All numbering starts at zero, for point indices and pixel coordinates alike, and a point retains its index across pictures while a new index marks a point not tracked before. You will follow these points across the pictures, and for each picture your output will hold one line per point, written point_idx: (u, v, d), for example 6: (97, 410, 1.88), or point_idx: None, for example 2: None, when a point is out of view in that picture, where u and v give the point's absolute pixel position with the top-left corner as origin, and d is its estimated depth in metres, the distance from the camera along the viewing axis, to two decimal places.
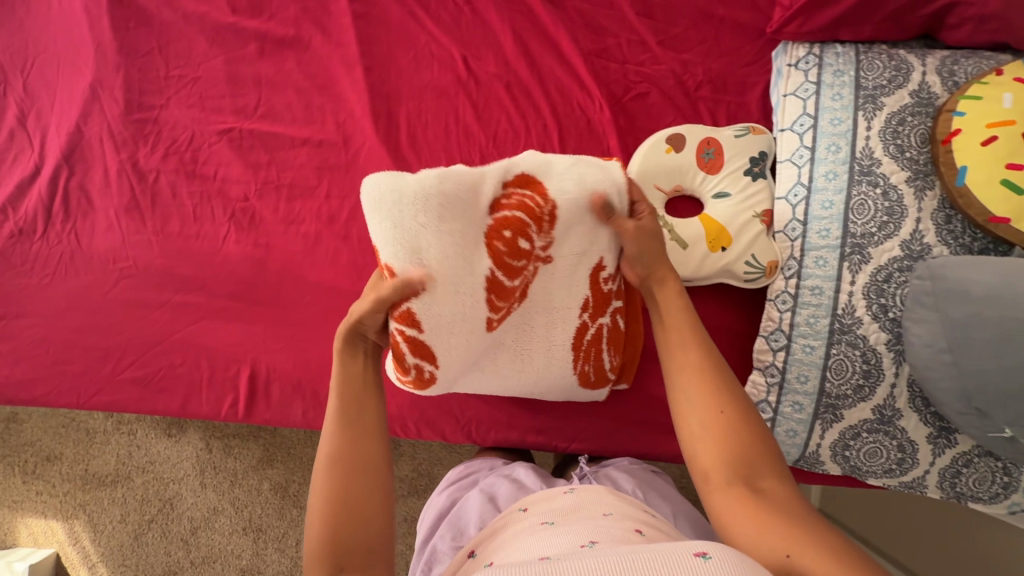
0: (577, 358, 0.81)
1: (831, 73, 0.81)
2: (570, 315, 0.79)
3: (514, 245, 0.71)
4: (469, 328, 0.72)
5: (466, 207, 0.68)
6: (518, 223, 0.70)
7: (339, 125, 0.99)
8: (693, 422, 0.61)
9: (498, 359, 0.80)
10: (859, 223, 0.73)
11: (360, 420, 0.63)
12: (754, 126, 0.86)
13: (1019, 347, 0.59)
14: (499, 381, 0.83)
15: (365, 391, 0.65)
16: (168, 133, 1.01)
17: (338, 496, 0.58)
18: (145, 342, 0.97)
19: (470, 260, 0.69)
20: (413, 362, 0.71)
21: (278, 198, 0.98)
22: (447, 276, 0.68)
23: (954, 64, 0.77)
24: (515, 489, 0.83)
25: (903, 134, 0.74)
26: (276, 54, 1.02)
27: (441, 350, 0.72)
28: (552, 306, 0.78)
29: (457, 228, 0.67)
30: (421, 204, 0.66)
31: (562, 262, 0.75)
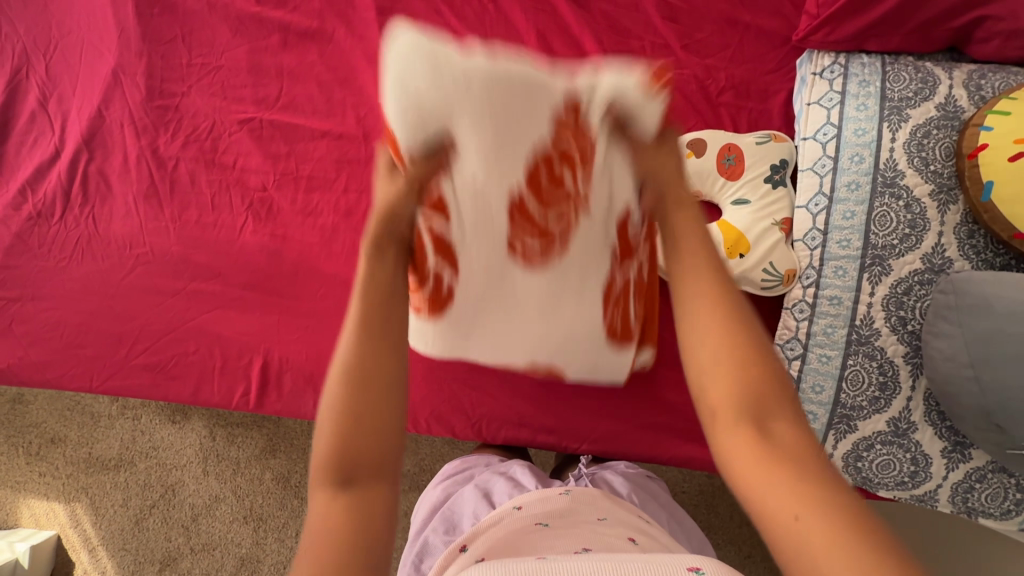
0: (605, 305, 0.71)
1: (856, 83, 0.81)
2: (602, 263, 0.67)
3: (556, 174, 0.60)
4: (491, 248, 0.64)
5: (525, 113, 0.56)
6: (567, 153, 0.59)
7: (360, 119, 0.99)
8: (704, 352, 0.51)
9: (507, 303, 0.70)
10: (880, 235, 0.73)
11: (381, 327, 0.53)
12: (776, 133, 0.86)
13: None
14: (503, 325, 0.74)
15: (394, 299, 0.56)
16: (189, 121, 1.01)
17: (350, 411, 0.49)
18: (158, 329, 0.97)
19: (502, 170, 0.58)
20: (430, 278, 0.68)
21: (296, 189, 0.98)
22: (474, 187, 0.59)
23: (982, 78, 0.77)
24: (511, 487, 0.83)
25: (928, 147, 0.74)
26: (299, 46, 1.02)
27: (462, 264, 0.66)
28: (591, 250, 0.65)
29: (495, 138, 0.56)
30: (474, 97, 0.53)
31: (601, 211, 0.62)
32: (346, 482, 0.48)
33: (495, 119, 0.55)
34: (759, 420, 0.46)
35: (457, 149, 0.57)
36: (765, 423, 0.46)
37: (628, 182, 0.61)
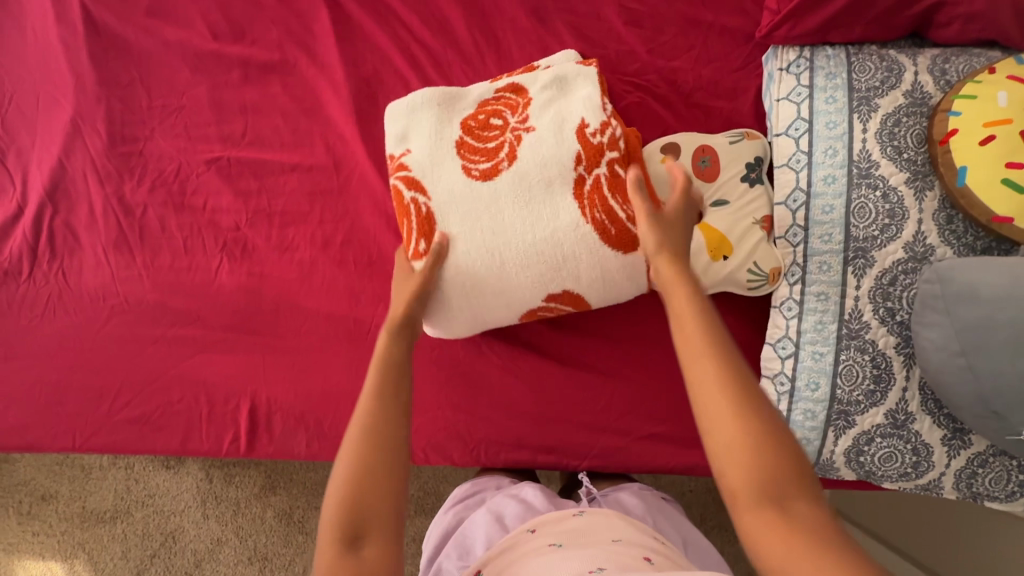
0: (582, 208, 0.80)
1: (823, 76, 0.81)
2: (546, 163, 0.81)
3: (512, 148, 0.83)
4: (453, 162, 0.83)
5: (468, 95, 0.88)
6: (493, 110, 0.86)
7: (329, 148, 0.97)
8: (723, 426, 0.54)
9: (512, 237, 0.81)
10: (861, 226, 0.74)
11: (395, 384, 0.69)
12: (748, 131, 0.87)
13: None
14: (520, 303, 0.85)
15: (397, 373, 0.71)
16: (154, 165, 0.98)
17: (371, 445, 0.63)
18: (141, 380, 0.94)
19: (461, 100, 0.88)
20: (410, 197, 0.83)
21: (270, 226, 0.96)
22: (436, 115, 0.86)
23: (946, 62, 0.77)
24: (522, 509, 0.82)
25: (900, 135, 0.74)
26: (261, 80, 1.00)
27: (433, 185, 0.83)
28: (545, 162, 0.81)
29: (459, 104, 0.88)
30: (426, 121, 0.86)
31: (545, 126, 0.83)
32: (359, 540, 0.59)
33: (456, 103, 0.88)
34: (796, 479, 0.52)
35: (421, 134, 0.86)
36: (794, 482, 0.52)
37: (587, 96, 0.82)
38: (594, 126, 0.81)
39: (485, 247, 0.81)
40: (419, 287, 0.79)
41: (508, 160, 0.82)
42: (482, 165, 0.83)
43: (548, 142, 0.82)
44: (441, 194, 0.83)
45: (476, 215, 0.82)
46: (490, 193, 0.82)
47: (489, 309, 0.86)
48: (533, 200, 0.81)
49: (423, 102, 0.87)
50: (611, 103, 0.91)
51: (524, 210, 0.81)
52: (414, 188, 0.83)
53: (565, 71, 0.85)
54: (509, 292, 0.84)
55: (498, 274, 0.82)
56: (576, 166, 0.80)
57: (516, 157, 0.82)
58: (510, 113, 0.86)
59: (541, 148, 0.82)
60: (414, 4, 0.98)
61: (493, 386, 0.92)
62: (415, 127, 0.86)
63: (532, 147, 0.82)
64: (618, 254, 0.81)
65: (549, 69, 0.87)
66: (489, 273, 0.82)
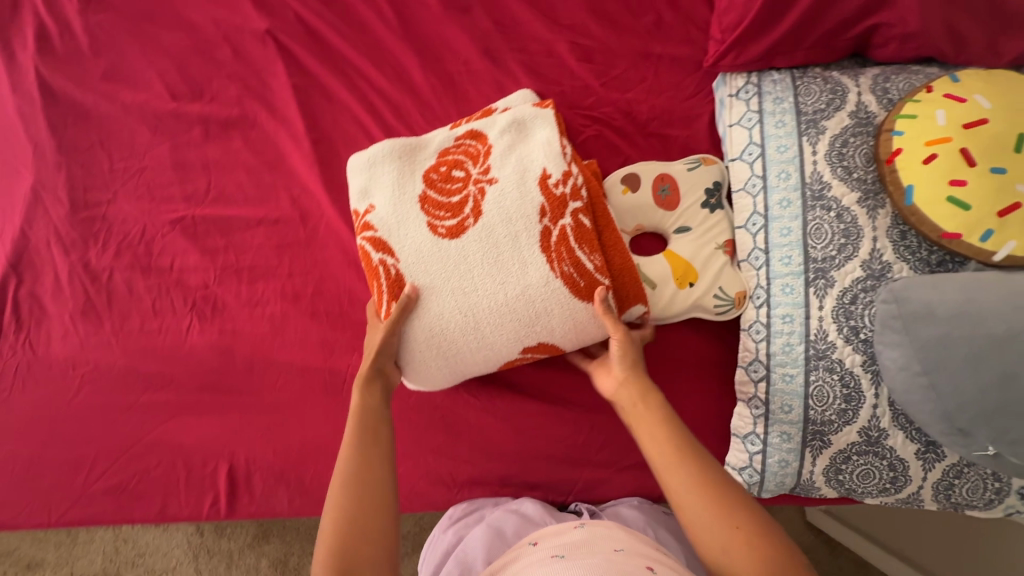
0: (551, 261, 0.81)
1: (771, 101, 0.83)
2: (513, 219, 0.82)
3: (477, 203, 0.84)
4: (420, 222, 0.85)
5: (427, 146, 0.89)
6: (454, 161, 0.88)
7: (294, 200, 0.97)
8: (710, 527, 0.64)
9: (482, 293, 0.82)
10: (819, 248, 0.75)
11: (377, 435, 0.77)
12: (705, 157, 0.90)
13: (993, 363, 0.58)
14: (495, 354, 0.86)
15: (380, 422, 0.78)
16: (118, 229, 0.97)
17: (359, 493, 0.70)
18: (116, 449, 0.92)
19: (422, 152, 0.89)
20: (378, 258, 0.84)
21: (239, 281, 0.95)
22: (397, 172, 0.87)
23: (886, 81, 0.79)
24: (521, 521, 0.84)
25: (848, 156, 0.76)
26: (222, 136, 0.99)
27: (399, 245, 0.84)
28: (510, 217, 0.82)
29: (418, 154, 0.89)
30: (387, 178, 0.87)
31: (507, 180, 0.84)
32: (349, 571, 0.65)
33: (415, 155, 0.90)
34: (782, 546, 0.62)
35: (383, 191, 0.87)
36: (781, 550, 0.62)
37: (543, 142, 0.85)
38: (556, 177, 0.83)
39: (456, 305, 0.82)
40: (390, 327, 0.81)
41: (473, 216, 0.84)
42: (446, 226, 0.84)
43: (510, 194, 0.83)
44: (407, 252, 0.84)
45: (446, 273, 0.83)
46: (457, 250, 0.83)
47: (464, 360, 0.85)
48: (500, 255, 0.82)
49: (383, 156, 0.88)
50: (569, 139, 0.93)
51: (492, 266, 0.82)
52: (382, 248, 0.84)
53: (519, 116, 0.88)
54: (483, 346, 0.84)
55: (471, 328, 0.83)
56: (541, 219, 0.82)
57: (480, 214, 0.83)
58: (471, 163, 0.87)
59: (503, 200, 0.83)
60: (371, 53, 0.99)
61: (474, 428, 0.92)
62: (377, 181, 0.87)
63: (495, 202, 0.83)
64: (588, 304, 0.82)
65: (504, 114, 0.89)
66: (461, 329, 0.83)
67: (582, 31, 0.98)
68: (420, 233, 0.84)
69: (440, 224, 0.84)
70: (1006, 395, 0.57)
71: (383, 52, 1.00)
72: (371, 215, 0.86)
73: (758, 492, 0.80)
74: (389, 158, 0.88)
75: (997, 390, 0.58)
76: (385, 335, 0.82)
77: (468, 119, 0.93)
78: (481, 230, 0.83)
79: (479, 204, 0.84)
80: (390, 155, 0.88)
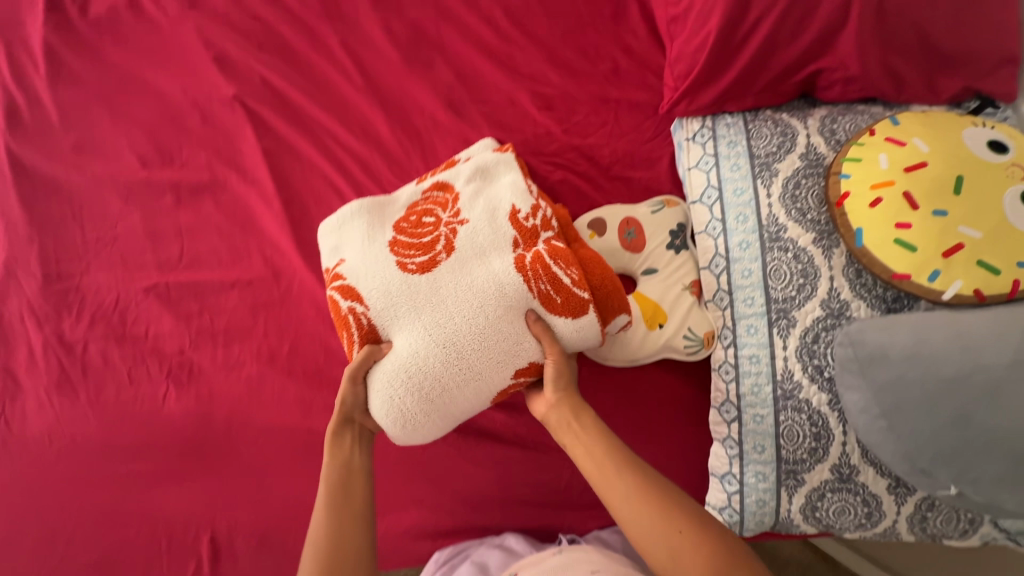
0: (526, 280, 0.78)
1: (725, 145, 0.86)
2: (484, 251, 0.82)
3: (449, 241, 0.83)
4: (387, 262, 0.83)
5: (395, 202, 0.91)
6: (423, 209, 0.88)
7: (267, 260, 0.97)
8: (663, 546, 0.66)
9: (458, 321, 0.78)
10: (779, 288, 0.76)
11: (349, 484, 0.76)
12: (667, 198, 0.92)
13: (947, 403, 0.59)
14: (483, 387, 0.80)
15: (352, 475, 0.77)
16: (93, 298, 0.97)
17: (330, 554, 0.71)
18: (93, 524, 0.90)
19: (392, 206, 0.90)
20: (347, 306, 0.82)
21: (215, 344, 0.95)
22: (366, 227, 0.87)
23: (833, 122, 0.82)
24: (506, 555, 0.86)
25: (801, 197, 0.78)
26: (193, 200, 1.00)
27: (370, 289, 0.81)
28: (481, 249, 0.82)
29: (388, 211, 0.90)
30: (355, 233, 0.87)
31: (477, 218, 0.84)
32: None
33: (383, 208, 0.90)
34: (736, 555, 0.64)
35: (352, 245, 0.87)
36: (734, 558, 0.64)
37: (509, 182, 0.87)
38: (525, 211, 0.84)
39: (433, 339, 0.78)
40: (352, 376, 0.80)
41: (445, 252, 0.82)
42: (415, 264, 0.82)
43: (481, 231, 0.83)
44: (376, 294, 0.81)
45: (420, 307, 0.80)
46: (429, 285, 0.80)
47: (449, 399, 0.79)
48: (472, 280, 0.79)
49: (351, 216, 0.89)
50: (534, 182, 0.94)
51: (464, 295, 0.79)
52: (353, 296, 0.82)
53: (487, 162, 0.90)
54: (467, 380, 0.78)
55: (451, 363, 0.78)
56: (514, 248, 0.81)
57: (450, 248, 0.83)
58: (441, 210, 0.88)
59: (475, 235, 0.83)
60: (338, 113, 1.01)
61: (457, 478, 0.92)
62: (348, 238, 0.88)
63: (468, 243, 0.83)
64: (566, 318, 0.79)
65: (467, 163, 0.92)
66: (441, 363, 0.78)
67: (542, 80, 1.01)
68: (388, 272, 0.82)
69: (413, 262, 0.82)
70: (961, 435, 0.59)
71: (349, 111, 1.01)
72: (341, 269, 0.85)
73: (739, 532, 0.80)
74: (358, 215, 0.89)
75: (951, 429, 0.59)
76: (351, 387, 0.81)
77: (434, 172, 0.95)
78: (453, 264, 0.81)
79: (449, 241, 0.83)
80: (359, 211, 0.89)
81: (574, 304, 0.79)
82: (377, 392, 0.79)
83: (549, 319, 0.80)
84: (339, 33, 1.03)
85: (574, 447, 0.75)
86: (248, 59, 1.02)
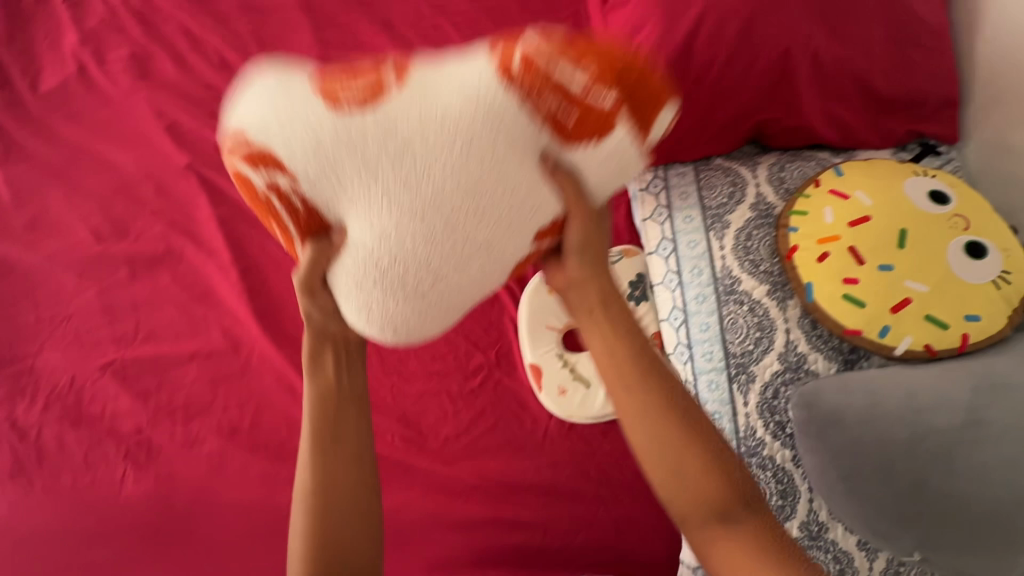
0: (526, 100, 0.47)
1: (678, 196, 0.86)
2: (461, 73, 0.48)
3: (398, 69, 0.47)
4: (293, 99, 0.46)
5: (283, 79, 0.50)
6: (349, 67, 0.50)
7: (225, 331, 0.95)
8: (676, 480, 0.54)
9: (443, 176, 0.48)
10: (736, 343, 0.76)
11: (340, 416, 0.56)
12: (626, 249, 0.92)
13: (903, 469, 0.59)
14: (497, 267, 0.55)
15: (343, 403, 0.57)
16: (48, 381, 0.95)
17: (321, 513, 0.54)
18: None
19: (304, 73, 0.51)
20: (265, 183, 0.49)
21: (174, 422, 0.92)
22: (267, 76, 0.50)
23: (782, 170, 0.82)
24: None
25: (754, 248, 0.78)
26: (148, 273, 0.98)
27: (293, 154, 0.47)
28: (452, 72, 0.48)
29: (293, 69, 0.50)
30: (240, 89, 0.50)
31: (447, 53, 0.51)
32: None
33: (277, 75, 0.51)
34: (733, 515, 0.54)
35: (238, 96, 0.49)
36: (733, 515, 0.54)
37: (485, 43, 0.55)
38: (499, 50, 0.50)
39: (411, 212, 0.49)
40: (306, 285, 0.53)
41: (399, 80, 0.47)
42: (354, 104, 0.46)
43: (452, 64, 0.49)
44: (305, 152, 0.47)
45: (374, 168, 0.47)
46: (385, 130, 0.46)
47: (453, 285, 0.53)
48: (445, 109, 0.46)
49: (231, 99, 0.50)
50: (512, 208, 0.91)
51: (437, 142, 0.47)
52: (265, 165, 0.48)
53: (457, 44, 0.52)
54: (473, 259, 0.52)
55: (443, 246, 0.50)
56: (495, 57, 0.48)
57: (403, 61, 0.48)
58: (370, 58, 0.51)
59: (446, 66, 0.49)
60: None
61: None
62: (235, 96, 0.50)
63: (431, 68, 0.48)
64: (588, 148, 0.51)
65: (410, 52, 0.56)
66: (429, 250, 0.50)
67: None
68: (306, 113, 0.46)
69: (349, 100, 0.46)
70: (919, 501, 0.58)
71: None
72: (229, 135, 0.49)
73: None
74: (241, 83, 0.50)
75: (909, 495, 0.58)
76: (311, 301, 0.54)
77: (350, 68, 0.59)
78: (411, 90, 0.47)
79: (394, 67, 0.48)
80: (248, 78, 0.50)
81: (592, 128, 0.50)
82: (346, 291, 0.53)
83: (564, 153, 0.51)
84: None
85: (590, 336, 0.57)
86: (200, 128, 1.01)
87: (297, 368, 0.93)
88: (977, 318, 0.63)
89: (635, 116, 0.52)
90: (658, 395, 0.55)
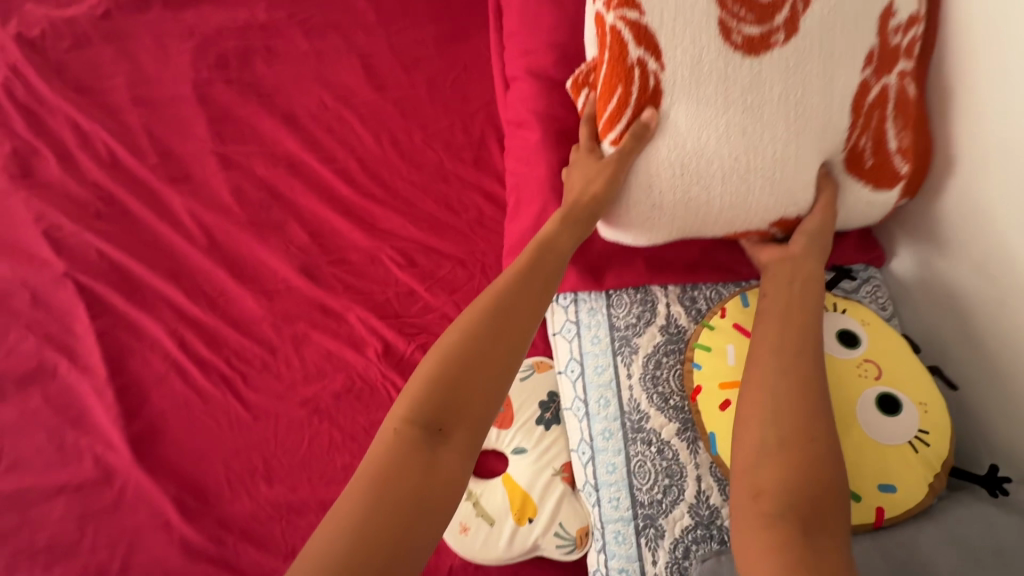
0: (856, 127, 0.65)
1: (587, 310, 0.77)
2: (855, 61, 0.62)
3: (795, 15, 0.60)
4: (688, 51, 0.62)
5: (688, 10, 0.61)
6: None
7: (98, 459, 0.84)
8: (762, 412, 0.52)
9: (708, 164, 0.64)
10: (644, 490, 0.67)
11: (512, 332, 0.52)
12: (538, 361, 0.86)
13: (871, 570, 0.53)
14: (713, 217, 0.67)
15: (511, 330, 0.52)
16: None
17: (450, 385, 0.48)
18: None
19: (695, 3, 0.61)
20: (636, 57, 0.63)
21: (31, 570, 0.79)
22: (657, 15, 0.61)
23: (694, 288, 0.76)
24: None
25: (662, 379, 0.71)
26: (18, 394, 0.88)
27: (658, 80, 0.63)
28: (830, 54, 0.61)
29: (698, 24, 0.61)
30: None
31: (835, 21, 0.60)
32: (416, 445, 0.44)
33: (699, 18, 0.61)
34: (802, 509, 0.47)
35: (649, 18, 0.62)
36: (807, 525, 0.46)
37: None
38: (900, 20, 0.63)
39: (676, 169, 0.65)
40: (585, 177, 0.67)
41: (784, 32, 0.61)
42: (779, 35, 0.61)
43: (781, 79, 0.61)
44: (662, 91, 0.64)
45: (708, 80, 0.62)
46: (740, 94, 0.62)
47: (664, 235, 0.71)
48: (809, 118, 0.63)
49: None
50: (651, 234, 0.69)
51: (822, 81, 0.62)
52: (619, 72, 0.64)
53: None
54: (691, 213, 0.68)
55: (728, 164, 0.64)
56: (865, 68, 0.63)
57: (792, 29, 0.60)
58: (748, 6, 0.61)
59: (828, 24, 0.61)
60: (184, 283, 0.92)
61: None
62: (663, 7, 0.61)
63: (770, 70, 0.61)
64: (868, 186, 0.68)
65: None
66: (705, 162, 0.64)
67: (402, 235, 0.94)
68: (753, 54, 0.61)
69: (739, 31, 0.61)
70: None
71: (197, 280, 0.93)
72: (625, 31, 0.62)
73: None
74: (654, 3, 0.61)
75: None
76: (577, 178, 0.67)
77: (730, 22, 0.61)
78: (820, 60, 0.61)
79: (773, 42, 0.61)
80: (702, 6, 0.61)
81: (886, 177, 0.68)
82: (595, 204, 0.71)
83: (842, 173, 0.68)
84: (184, 197, 0.97)
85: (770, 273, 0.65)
86: (83, 233, 0.94)
87: (177, 500, 0.81)
88: (893, 489, 0.56)
89: (919, 168, 0.69)
90: (799, 354, 0.55)
